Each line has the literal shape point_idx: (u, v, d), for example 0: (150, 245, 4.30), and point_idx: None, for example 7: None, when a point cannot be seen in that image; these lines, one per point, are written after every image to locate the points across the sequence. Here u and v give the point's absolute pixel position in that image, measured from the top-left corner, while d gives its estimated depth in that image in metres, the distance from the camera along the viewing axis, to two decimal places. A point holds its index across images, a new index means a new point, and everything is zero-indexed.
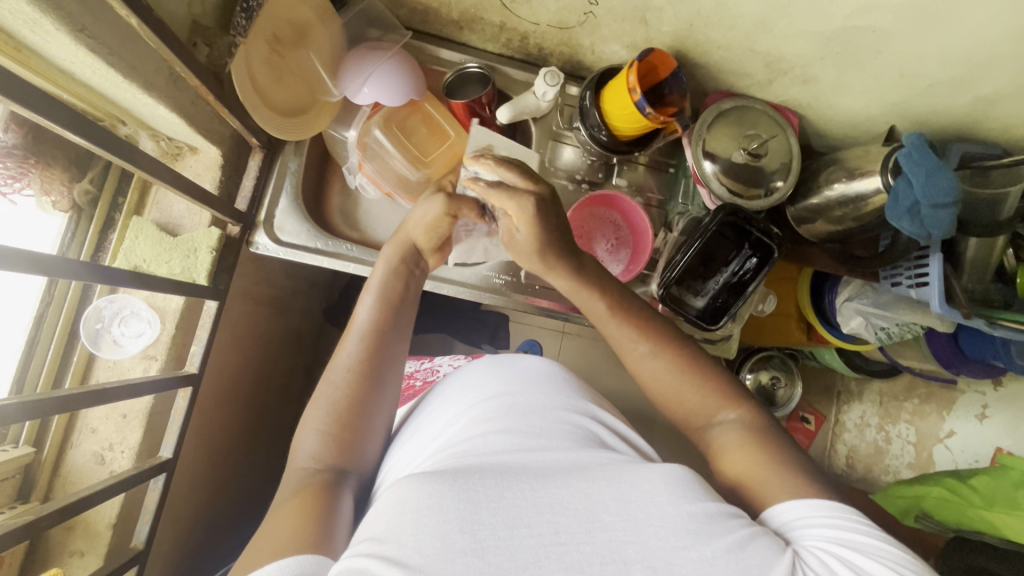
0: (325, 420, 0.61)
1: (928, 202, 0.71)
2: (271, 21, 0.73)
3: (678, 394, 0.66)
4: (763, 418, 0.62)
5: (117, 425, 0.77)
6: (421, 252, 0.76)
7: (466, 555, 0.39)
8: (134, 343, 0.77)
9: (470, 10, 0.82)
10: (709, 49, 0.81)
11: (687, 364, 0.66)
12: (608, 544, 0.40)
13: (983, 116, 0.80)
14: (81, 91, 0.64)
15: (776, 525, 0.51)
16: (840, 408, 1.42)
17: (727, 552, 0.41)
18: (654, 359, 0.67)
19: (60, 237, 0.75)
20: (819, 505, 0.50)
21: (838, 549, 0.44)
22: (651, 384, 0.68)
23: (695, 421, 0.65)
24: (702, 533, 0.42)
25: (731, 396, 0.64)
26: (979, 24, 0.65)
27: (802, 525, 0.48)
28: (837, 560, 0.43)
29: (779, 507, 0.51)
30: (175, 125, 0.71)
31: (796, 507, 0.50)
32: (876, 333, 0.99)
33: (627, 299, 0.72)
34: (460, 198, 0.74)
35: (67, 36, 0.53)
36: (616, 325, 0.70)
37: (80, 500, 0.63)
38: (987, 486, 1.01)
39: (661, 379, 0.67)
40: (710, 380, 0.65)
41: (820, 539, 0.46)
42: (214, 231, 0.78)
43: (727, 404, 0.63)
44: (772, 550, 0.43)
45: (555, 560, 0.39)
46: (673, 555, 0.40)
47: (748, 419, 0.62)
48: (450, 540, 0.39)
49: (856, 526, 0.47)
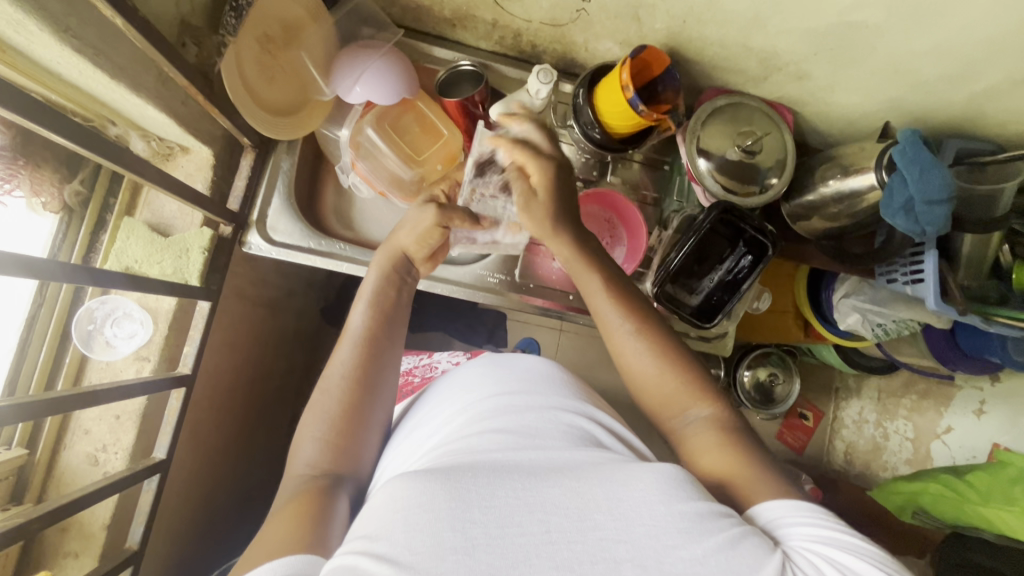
0: (321, 427, 0.61)
1: (922, 198, 0.70)
2: (261, 20, 0.73)
3: (654, 383, 0.66)
4: (731, 416, 0.62)
5: (111, 426, 0.77)
6: (413, 262, 0.76)
7: (456, 553, 0.39)
8: (127, 344, 0.77)
9: (462, 8, 0.82)
10: (703, 46, 0.81)
11: (665, 352, 0.66)
12: (599, 542, 0.40)
13: (978, 111, 0.79)
14: (69, 92, 0.64)
15: (762, 522, 0.50)
16: (838, 404, 1.44)
17: (719, 552, 0.41)
18: (636, 339, 0.67)
19: (51, 239, 0.75)
20: (805, 506, 0.49)
21: (824, 549, 0.44)
22: (629, 367, 0.68)
23: (664, 412, 0.65)
24: (693, 533, 0.41)
25: (707, 393, 0.64)
26: (973, 19, 0.65)
27: (789, 523, 0.48)
28: (824, 561, 0.43)
29: (766, 505, 0.51)
30: (164, 124, 0.71)
31: (782, 507, 0.50)
32: (873, 329, 0.99)
33: (615, 276, 0.73)
34: (452, 208, 0.75)
35: (51, 37, 0.53)
36: (606, 303, 0.70)
37: (73, 502, 0.63)
38: (985, 482, 1.00)
39: (641, 363, 0.67)
40: (687, 373, 0.65)
41: (807, 539, 0.46)
42: (207, 231, 0.77)
43: (702, 401, 0.63)
44: (762, 550, 0.43)
45: (546, 559, 0.39)
46: (664, 555, 0.40)
47: (719, 416, 0.62)
48: (441, 538, 0.39)
49: (842, 526, 0.47)
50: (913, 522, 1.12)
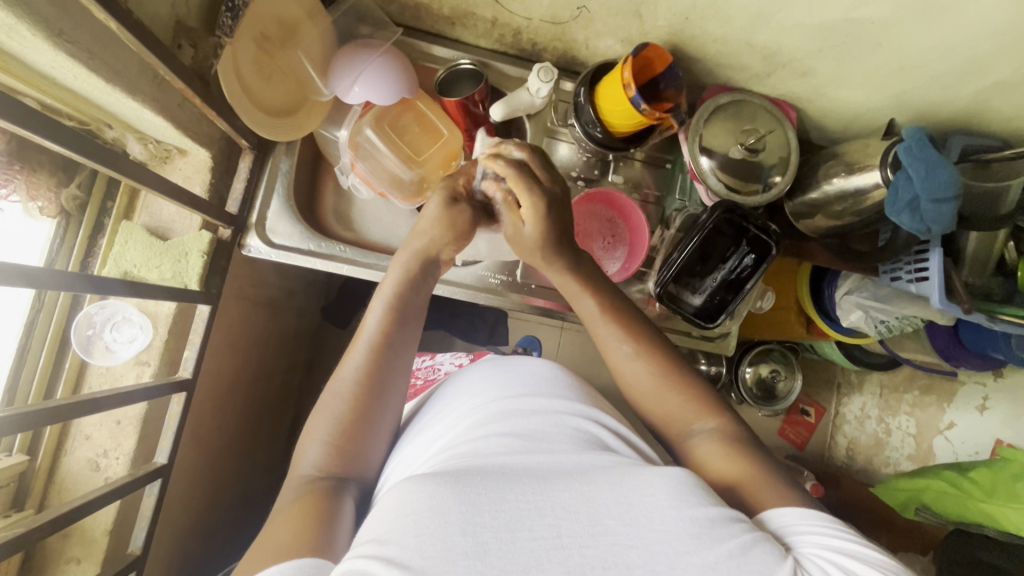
0: (330, 430, 0.61)
1: (928, 197, 0.70)
2: (257, 20, 0.72)
3: (656, 399, 0.65)
4: (738, 429, 0.61)
5: (111, 431, 0.76)
6: (440, 263, 0.75)
7: (467, 557, 0.38)
8: (126, 349, 0.77)
9: (461, 5, 0.81)
10: (705, 43, 0.80)
11: (669, 371, 0.66)
12: (611, 548, 0.40)
13: (984, 106, 0.78)
14: (64, 96, 0.63)
15: (773, 527, 0.50)
16: (840, 400, 1.45)
17: (730, 558, 0.40)
18: (634, 361, 0.67)
19: (48, 244, 0.74)
20: (817, 516, 0.49)
21: (836, 557, 0.44)
22: (627, 387, 0.68)
23: (672, 427, 0.64)
24: (704, 539, 0.41)
25: (708, 406, 0.64)
26: (980, 15, 0.64)
27: (797, 531, 0.48)
28: (837, 567, 0.43)
29: (775, 511, 0.51)
30: (161, 128, 0.70)
31: (796, 513, 0.49)
32: (876, 326, 0.99)
33: (614, 297, 0.73)
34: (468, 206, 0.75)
35: (44, 41, 0.52)
36: (603, 325, 0.70)
37: (75, 509, 0.63)
38: (988, 479, 0.98)
39: (642, 381, 0.66)
40: (687, 389, 0.65)
41: (819, 546, 0.45)
42: (205, 234, 0.77)
43: (708, 414, 0.63)
44: (774, 556, 0.42)
45: (558, 564, 0.39)
46: (676, 560, 0.40)
47: (724, 428, 0.61)
48: (453, 543, 0.39)
49: (854, 536, 0.47)
50: (915, 518, 1.12)
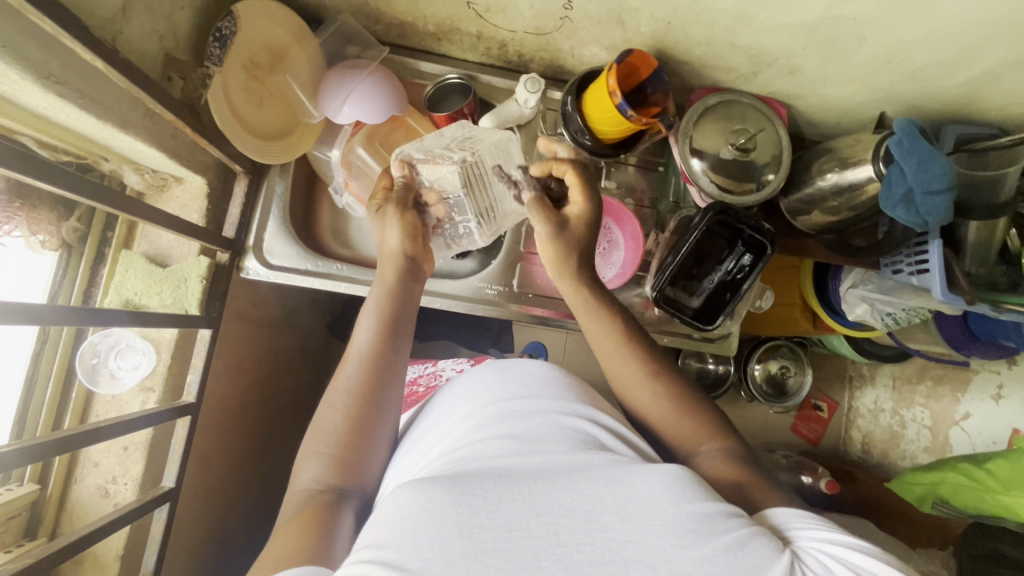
0: (328, 443, 0.61)
1: (922, 189, 0.69)
2: (246, 48, 0.74)
3: (667, 421, 0.66)
4: (738, 449, 0.63)
5: (119, 458, 0.78)
6: (415, 258, 0.74)
7: (465, 558, 0.38)
8: (131, 375, 0.79)
9: (445, 22, 0.82)
10: (690, 47, 0.80)
11: (680, 397, 0.67)
12: (607, 543, 0.40)
13: (976, 95, 0.78)
14: (58, 133, 0.64)
15: (774, 522, 0.51)
16: (853, 394, 1.43)
17: (726, 552, 0.40)
18: (650, 384, 0.68)
19: (51, 277, 0.76)
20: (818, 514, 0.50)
21: (834, 550, 0.44)
22: (639, 411, 0.69)
23: (678, 446, 0.65)
24: (701, 533, 0.41)
25: (718, 429, 0.65)
26: (962, 5, 0.63)
27: (800, 527, 0.48)
28: (835, 561, 0.43)
29: (778, 511, 0.51)
30: (156, 158, 0.71)
31: (798, 513, 0.50)
32: (882, 319, 0.96)
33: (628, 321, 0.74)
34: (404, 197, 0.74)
35: (35, 84, 0.53)
36: (617, 345, 0.71)
37: (82, 539, 0.64)
38: (1005, 469, 0.94)
39: (653, 405, 0.67)
40: (696, 412, 0.66)
41: (818, 540, 0.46)
42: (204, 259, 0.79)
43: (713, 438, 0.64)
44: (772, 550, 0.42)
45: (555, 562, 0.39)
46: (673, 554, 0.40)
47: (727, 450, 0.62)
48: (449, 544, 0.39)
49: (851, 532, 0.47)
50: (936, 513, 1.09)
